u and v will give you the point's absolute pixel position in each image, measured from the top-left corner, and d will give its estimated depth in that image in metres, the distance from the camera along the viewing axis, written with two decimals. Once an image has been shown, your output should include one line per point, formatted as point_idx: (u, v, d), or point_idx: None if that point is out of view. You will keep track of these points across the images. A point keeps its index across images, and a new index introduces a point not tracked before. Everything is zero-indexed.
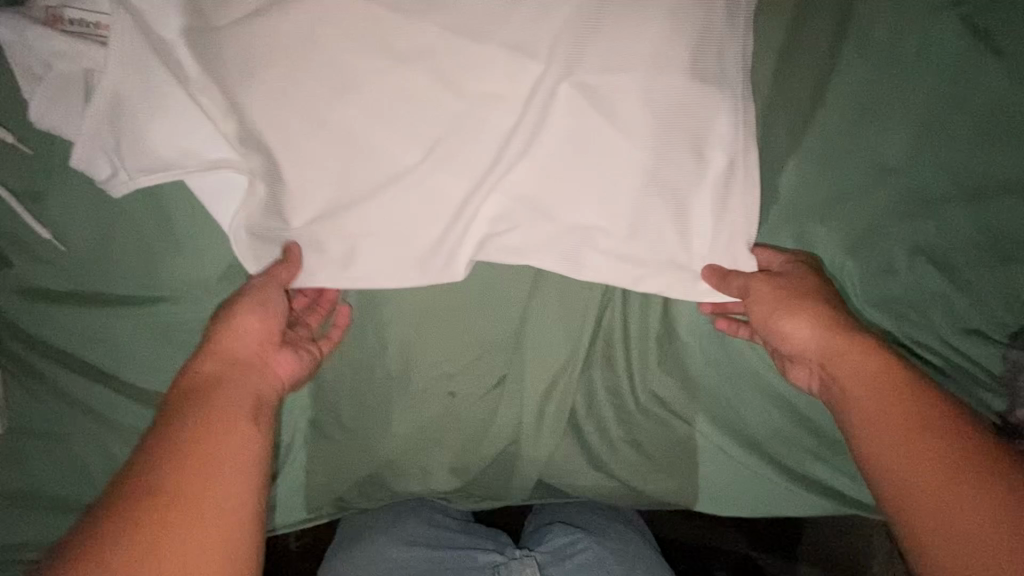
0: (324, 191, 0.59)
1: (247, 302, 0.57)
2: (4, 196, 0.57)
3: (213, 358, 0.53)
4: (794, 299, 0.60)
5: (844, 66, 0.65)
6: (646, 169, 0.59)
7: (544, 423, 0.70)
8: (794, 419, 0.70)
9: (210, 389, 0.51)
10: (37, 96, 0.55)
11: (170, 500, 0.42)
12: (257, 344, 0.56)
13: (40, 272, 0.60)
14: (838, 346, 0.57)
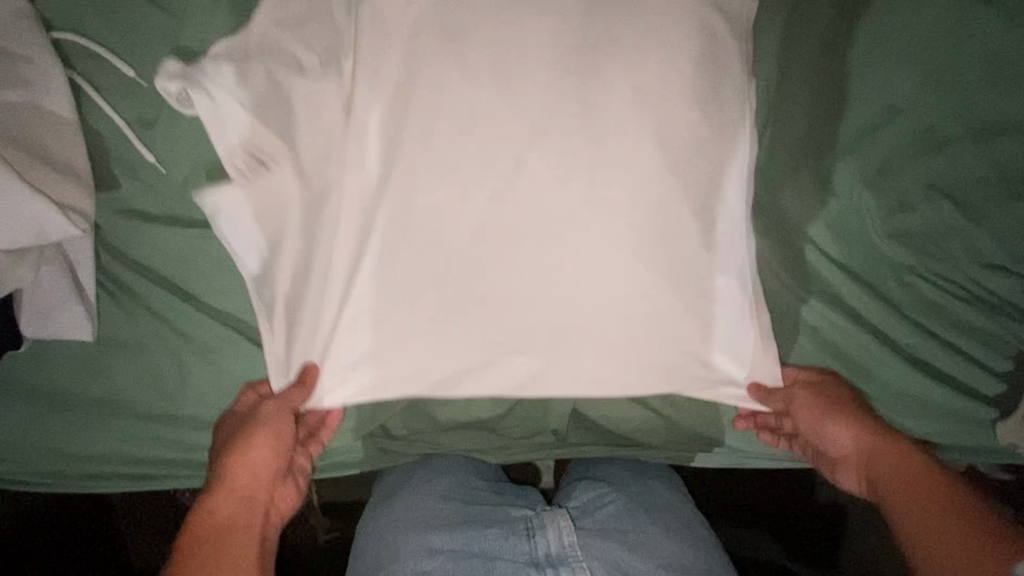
0: (375, 165, 0.63)
1: (248, 436, 0.64)
2: (117, 122, 0.64)
3: (222, 496, 0.62)
4: (834, 407, 0.69)
5: (849, 22, 0.73)
6: (682, 158, 0.64)
7: None
8: (819, 345, 0.74)
9: (222, 534, 0.60)
10: (148, 38, 0.64)
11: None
12: (257, 475, 0.64)
13: (138, 194, 0.68)
14: (876, 449, 0.65)
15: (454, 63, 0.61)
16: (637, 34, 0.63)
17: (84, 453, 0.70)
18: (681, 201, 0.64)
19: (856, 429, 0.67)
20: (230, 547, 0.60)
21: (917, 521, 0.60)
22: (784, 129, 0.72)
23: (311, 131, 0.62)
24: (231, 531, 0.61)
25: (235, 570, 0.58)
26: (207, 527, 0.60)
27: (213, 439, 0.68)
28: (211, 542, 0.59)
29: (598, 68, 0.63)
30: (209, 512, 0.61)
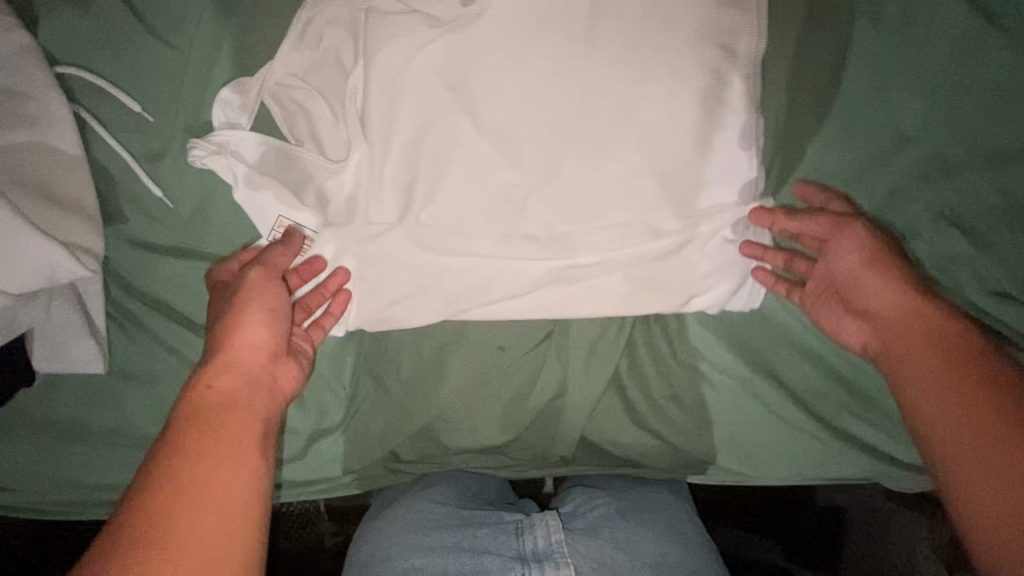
0: (392, 199, 0.68)
1: (243, 312, 0.57)
2: (123, 156, 0.64)
3: (221, 370, 0.53)
4: (881, 255, 0.62)
5: (860, 48, 0.72)
6: (681, 189, 0.68)
7: (591, 378, 0.74)
8: (828, 375, 0.73)
9: (217, 408, 0.51)
10: (152, 70, 0.63)
11: (144, 531, 0.43)
12: (257, 348, 0.56)
13: (145, 226, 0.67)
14: (916, 306, 0.58)
15: (467, 120, 0.66)
16: (643, 79, 0.66)
17: (92, 483, 0.71)
18: (682, 245, 0.68)
19: (899, 269, 0.61)
20: (229, 420, 0.50)
21: (930, 361, 0.56)
22: (794, 158, 0.72)
23: (334, 179, 0.66)
24: (229, 405, 0.51)
25: (233, 442, 0.49)
26: (207, 402, 0.51)
27: (209, 310, 0.61)
28: (202, 419, 0.50)
29: (602, 116, 0.67)
30: (205, 386, 0.52)
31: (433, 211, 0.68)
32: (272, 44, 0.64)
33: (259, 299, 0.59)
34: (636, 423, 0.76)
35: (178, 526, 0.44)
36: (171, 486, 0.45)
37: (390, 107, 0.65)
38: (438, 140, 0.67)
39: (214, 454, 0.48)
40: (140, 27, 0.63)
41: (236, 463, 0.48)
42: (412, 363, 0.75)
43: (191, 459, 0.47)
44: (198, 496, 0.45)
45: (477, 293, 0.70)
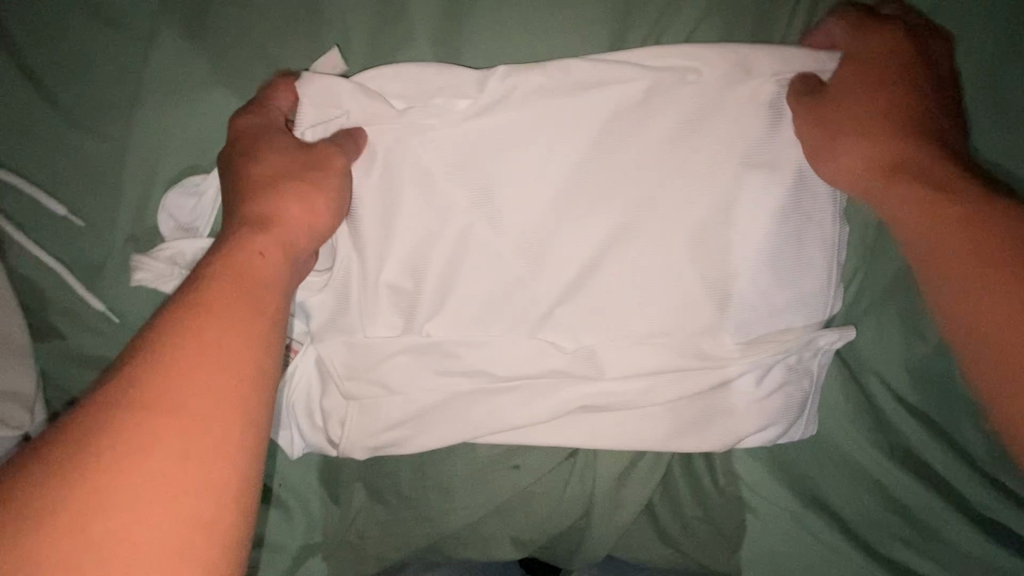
0: (390, 314, 0.56)
1: (311, 188, 0.46)
2: (55, 268, 0.51)
3: (272, 240, 0.42)
4: (849, 124, 0.49)
5: (998, 123, 0.54)
6: (744, 305, 0.55)
7: (619, 501, 0.65)
8: (890, 506, 0.64)
9: (268, 284, 0.40)
10: (83, 162, 0.49)
11: (156, 396, 0.32)
12: (307, 236, 0.45)
13: (89, 343, 0.55)
14: (891, 180, 0.47)
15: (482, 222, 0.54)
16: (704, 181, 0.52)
17: None
18: (738, 378, 0.57)
19: (872, 138, 0.48)
20: (273, 299, 0.39)
21: (954, 264, 0.44)
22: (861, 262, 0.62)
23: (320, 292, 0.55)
24: (275, 282, 0.40)
25: (273, 324, 0.38)
26: (259, 275, 0.40)
27: (254, 154, 0.46)
28: (247, 284, 0.38)
29: (650, 217, 0.54)
30: (257, 250, 0.41)
31: (441, 328, 0.56)
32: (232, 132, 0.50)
33: (332, 184, 0.48)
34: (665, 545, 0.68)
35: (199, 396, 0.33)
36: (199, 350, 0.34)
37: (388, 210, 0.53)
38: (446, 247, 0.54)
39: (243, 316, 0.37)
40: (63, 109, 0.48)
41: (273, 350, 0.37)
42: (416, 479, 0.66)
43: (221, 314, 0.36)
44: (224, 382, 0.34)
45: (487, 423, 0.59)
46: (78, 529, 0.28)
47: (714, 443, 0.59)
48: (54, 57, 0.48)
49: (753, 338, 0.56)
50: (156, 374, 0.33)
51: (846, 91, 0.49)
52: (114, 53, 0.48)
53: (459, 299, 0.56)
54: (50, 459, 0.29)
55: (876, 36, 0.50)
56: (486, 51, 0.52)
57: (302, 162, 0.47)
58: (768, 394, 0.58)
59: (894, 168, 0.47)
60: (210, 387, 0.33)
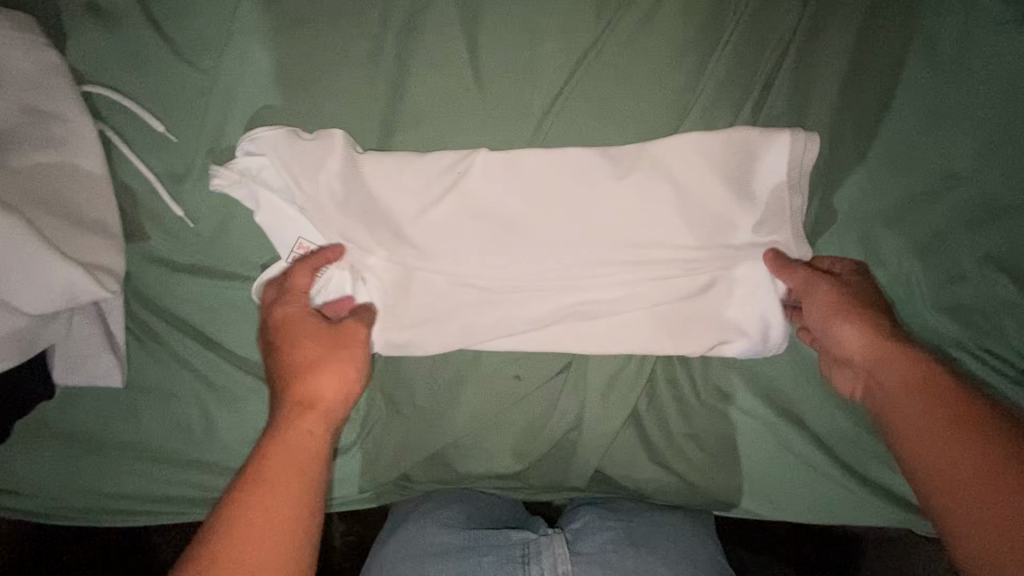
0: (411, 223, 0.65)
1: (342, 363, 0.58)
2: (148, 176, 0.64)
3: (316, 416, 0.54)
4: (846, 304, 0.61)
5: (929, 69, 0.65)
6: (714, 223, 0.65)
7: (609, 411, 0.72)
8: (856, 418, 0.71)
9: (310, 459, 0.52)
10: (176, 90, 0.62)
11: (228, 555, 0.45)
12: (343, 408, 0.57)
13: (168, 244, 0.67)
14: (881, 353, 0.57)
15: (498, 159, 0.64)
16: (673, 118, 0.64)
17: (113, 492, 0.73)
18: (715, 289, 0.67)
19: (871, 323, 0.59)
20: (311, 471, 0.51)
21: (933, 422, 0.52)
22: (835, 193, 0.67)
23: (353, 206, 0.65)
24: (316, 452, 0.52)
25: (310, 496, 0.50)
26: (304, 442, 0.52)
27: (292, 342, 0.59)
28: (293, 463, 0.50)
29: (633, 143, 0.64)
30: (305, 430, 0.53)
31: (455, 236, 0.66)
32: (292, 66, 0.62)
33: (359, 352, 0.60)
34: (652, 460, 0.74)
35: (256, 553, 0.45)
36: (253, 526, 0.46)
37: (413, 137, 0.64)
38: (465, 177, 0.64)
39: (290, 479, 0.49)
40: (163, 46, 0.61)
41: (307, 520, 0.49)
42: (428, 390, 0.74)
43: (271, 481, 0.49)
44: (275, 532, 0.47)
45: (494, 327, 0.69)
46: None
47: (692, 346, 0.68)
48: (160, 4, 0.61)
49: (724, 251, 0.65)
50: (229, 533, 0.46)
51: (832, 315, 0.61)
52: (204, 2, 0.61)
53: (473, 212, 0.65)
54: None
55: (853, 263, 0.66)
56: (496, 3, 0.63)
57: (333, 340, 0.59)
58: (737, 301, 0.67)
59: (888, 349, 0.57)
60: (264, 536, 0.46)
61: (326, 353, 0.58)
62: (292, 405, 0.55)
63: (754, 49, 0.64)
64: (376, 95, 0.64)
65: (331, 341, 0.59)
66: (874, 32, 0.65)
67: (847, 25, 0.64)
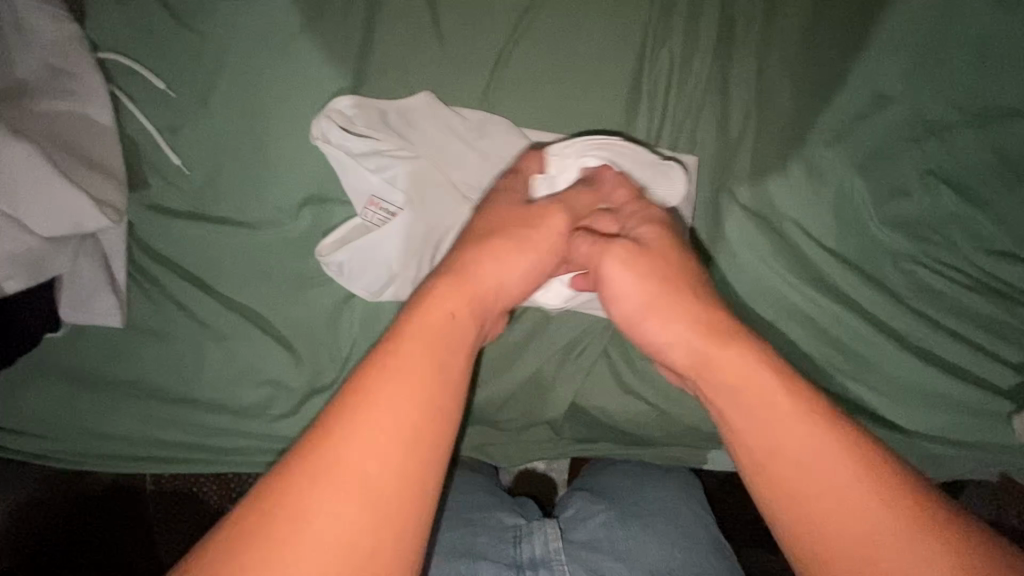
0: (399, 166, 0.71)
1: (521, 248, 0.58)
2: (150, 128, 0.72)
3: (461, 298, 0.51)
4: (653, 292, 0.57)
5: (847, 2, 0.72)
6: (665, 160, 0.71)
7: (576, 340, 0.76)
8: (818, 336, 0.72)
9: (450, 343, 0.48)
10: (178, 52, 0.71)
11: (357, 426, 0.42)
12: (494, 293, 0.55)
13: (166, 191, 0.75)
14: (704, 350, 0.53)
15: (457, 96, 0.73)
16: (615, 56, 0.71)
17: (111, 433, 0.77)
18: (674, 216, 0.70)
19: (668, 313, 0.56)
20: (446, 363, 0.47)
21: (781, 433, 0.48)
22: (778, 116, 0.71)
23: (415, 160, 0.71)
24: (454, 337, 0.49)
25: (446, 386, 0.46)
26: (441, 325, 0.49)
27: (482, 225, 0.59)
28: (427, 350, 0.46)
29: (582, 81, 0.71)
30: (445, 312, 0.49)
31: (428, 173, 0.72)
32: (275, 27, 0.71)
33: (519, 254, 0.58)
34: (619, 389, 0.77)
35: (383, 432, 0.42)
36: (384, 405, 0.43)
37: (380, 82, 0.72)
38: (464, 128, 0.72)
39: (425, 359, 0.46)
40: (168, 16, 0.71)
41: (440, 414, 0.45)
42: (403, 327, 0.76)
43: (399, 359, 0.45)
44: (406, 415, 0.43)
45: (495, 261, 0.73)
46: (297, 514, 0.39)
47: None
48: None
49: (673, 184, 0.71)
50: (360, 407, 0.43)
51: (624, 289, 0.59)
52: None
53: (440, 152, 0.72)
54: (297, 458, 0.41)
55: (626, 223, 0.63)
56: None
57: (520, 224, 0.60)
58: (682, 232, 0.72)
59: (700, 341, 0.53)
60: (386, 417, 0.42)
61: (500, 244, 0.57)
62: (444, 285, 0.52)
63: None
64: (347, 49, 0.72)
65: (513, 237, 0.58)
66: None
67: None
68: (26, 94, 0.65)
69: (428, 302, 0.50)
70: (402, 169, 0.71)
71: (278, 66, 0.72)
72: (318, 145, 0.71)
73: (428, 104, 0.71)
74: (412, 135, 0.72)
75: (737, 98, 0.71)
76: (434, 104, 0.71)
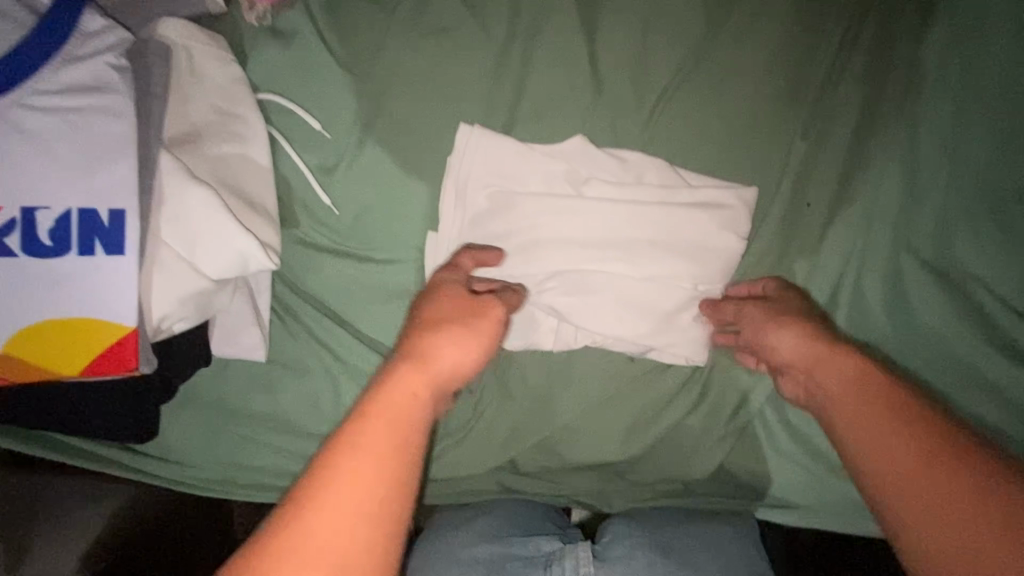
0: (534, 213, 0.69)
1: (471, 334, 0.55)
2: (306, 169, 0.73)
3: (422, 381, 0.50)
4: (783, 315, 0.63)
5: None
6: (832, 217, 0.68)
7: (724, 396, 0.73)
8: (1013, 412, 0.65)
9: (411, 428, 0.47)
10: (337, 95, 0.72)
11: (321, 511, 0.42)
12: (454, 379, 0.53)
13: (315, 230, 0.75)
14: (812, 352, 0.59)
15: (614, 141, 0.70)
16: (786, 102, 0.67)
17: (246, 463, 0.78)
18: (712, 252, 0.67)
19: (793, 325, 0.61)
20: (409, 442, 0.46)
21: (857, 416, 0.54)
22: (965, 168, 0.66)
23: (556, 204, 0.68)
24: (417, 419, 0.48)
25: (407, 466, 0.46)
26: (402, 405, 0.48)
27: (432, 296, 0.59)
28: (388, 432, 0.46)
29: (748, 127, 0.68)
30: (407, 392, 0.49)
31: (567, 223, 0.68)
32: (433, 70, 0.71)
33: (484, 326, 0.56)
34: (772, 450, 0.73)
35: (347, 513, 0.43)
36: (349, 488, 0.43)
37: (535, 126, 0.71)
38: (617, 173, 0.69)
39: (387, 443, 0.46)
40: (331, 61, 0.72)
41: (405, 494, 0.45)
42: (542, 373, 0.74)
43: (356, 445, 0.45)
44: (369, 495, 0.43)
45: (583, 315, 0.68)
46: None
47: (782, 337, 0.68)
48: (329, 23, 0.72)
49: (841, 240, 0.68)
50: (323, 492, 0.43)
51: (772, 339, 0.62)
52: (366, 24, 0.72)
53: (585, 198, 0.68)
54: (260, 549, 0.41)
55: (780, 292, 0.66)
56: (613, 8, 0.70)
57: (471, 307, 0.57)
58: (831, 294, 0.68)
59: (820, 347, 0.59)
60: (347, 499, 0.43)
61: (464, 322, 0.55)
62: (402, 364, 0.50)
63: (852, 34, 0.67)
64: (504, 92, 0.71)
65: (465, 314, 0.56)
66: (984, 7, 0.66)
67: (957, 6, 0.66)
68: (195, 138, 0.65)
69: (389, 383, 0.49)
70: (538, 217, 0.69)
71: (435, 109, 0.71)
72: (450, 176, 0.70)
73: (581, 149, 0.69)
74: (553, 181, 0.69)
75: (917, 149, 0.67)
76: (587, 148, 0.69)
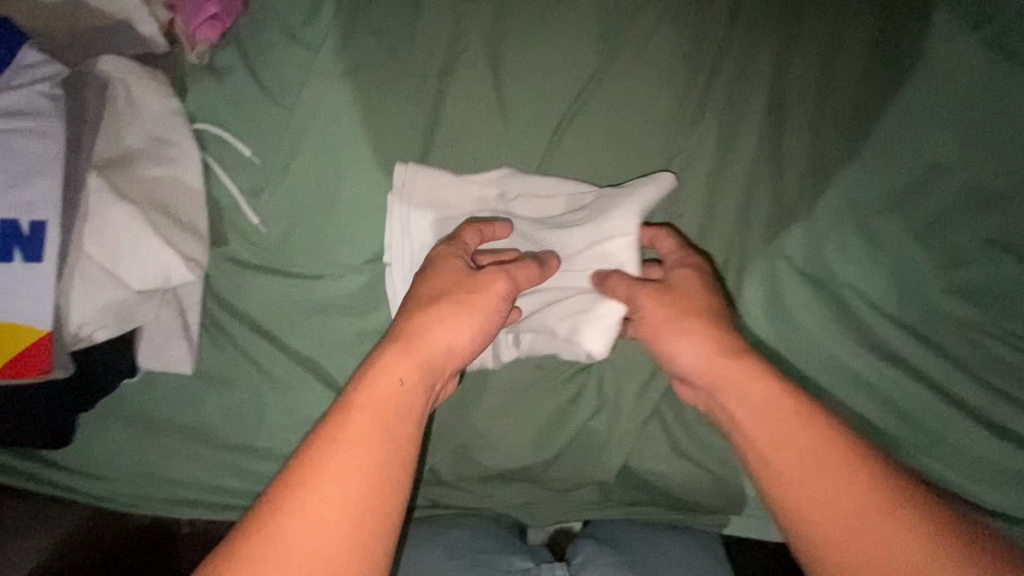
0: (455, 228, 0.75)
1: (465, 316, 0.59)
2: (235, 192, 0.78)
3: (412, 364, 0.55)
4: (682, 314, 0.66)
5: (897, 76, 0.75)
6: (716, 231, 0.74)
7: (628, 401, 0.76)
8: (884, 405, 0.71)
9: (398, 411, 0.52)
10: (267, 125, 0.79)
11: (313, 491, 0.48)
12: (449, 357, 0.58)
13: (242, 248, 0.80)
14: (717, 364, 0.62)
15: (519, 164, 0.77)
16: (670, 130, 0.75)
17: (171, 477, 0.79)
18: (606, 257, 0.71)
19: (693, 330, 0.64)
20: (395, 424, 0.52)
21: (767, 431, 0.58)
22: (830, 185, 0.74)
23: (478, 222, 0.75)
24: (408, 405, 0.53)
25: (396, 447, 0.51)
26: (392, 390, 0.53)
27: (425, 278, 0.63)
28: (378, 416, 0.51)
29: (637, 151, 0.75)
30: (396, 378, 0.54)
31: None
32: (354, 103, 0.78)
33: (480, 308, 0.61)
34: (676, 453, 0.76)
35: (339, 492, 0.48)
36: (342, 469, 0.49)
37: (447, 151, 0.77)
38: (531, 192, 0.75)
39: (377, 428, 0.51)
40: (261, 94, 0.79)
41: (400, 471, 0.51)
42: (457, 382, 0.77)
43: (347, 430, 0.50)
44: (360, 477, 0.49)
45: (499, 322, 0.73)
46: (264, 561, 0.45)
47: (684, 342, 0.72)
48: (261, 61, 0.80)
49: (725, 251, 0.74)
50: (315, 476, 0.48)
51: (676, 348, 0.65)
52: (293, 62, 0.79)
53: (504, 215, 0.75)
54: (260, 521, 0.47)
55: (679, 258, 0.70)
56: (514, 49, 0.78)
57: (466, 287, 0.61)
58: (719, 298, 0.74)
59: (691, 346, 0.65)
60: (337, 483, 0.48)
61: (456, 305, 0.60)
62: (390, 350, 0.56)
63: (726, 71, 0.76)
64: (419, 122, 0.78)
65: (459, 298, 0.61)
66: (837, 49, 0.76)
67: (813, 48, 0.76)
68: (128, 160, 0.71)
69: (381, 368, 0.54)
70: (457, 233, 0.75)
71: (356, 136, 0.78)
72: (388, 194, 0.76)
73: (501, 172, 0.75)
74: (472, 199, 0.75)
75: (787, 169, 0.74)
76: (505, 171, 0.76)
